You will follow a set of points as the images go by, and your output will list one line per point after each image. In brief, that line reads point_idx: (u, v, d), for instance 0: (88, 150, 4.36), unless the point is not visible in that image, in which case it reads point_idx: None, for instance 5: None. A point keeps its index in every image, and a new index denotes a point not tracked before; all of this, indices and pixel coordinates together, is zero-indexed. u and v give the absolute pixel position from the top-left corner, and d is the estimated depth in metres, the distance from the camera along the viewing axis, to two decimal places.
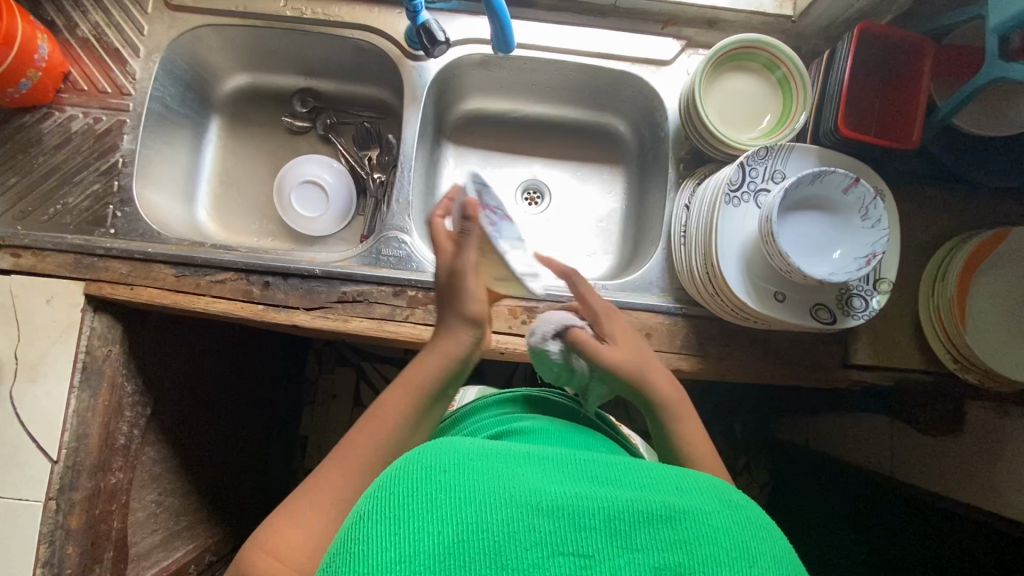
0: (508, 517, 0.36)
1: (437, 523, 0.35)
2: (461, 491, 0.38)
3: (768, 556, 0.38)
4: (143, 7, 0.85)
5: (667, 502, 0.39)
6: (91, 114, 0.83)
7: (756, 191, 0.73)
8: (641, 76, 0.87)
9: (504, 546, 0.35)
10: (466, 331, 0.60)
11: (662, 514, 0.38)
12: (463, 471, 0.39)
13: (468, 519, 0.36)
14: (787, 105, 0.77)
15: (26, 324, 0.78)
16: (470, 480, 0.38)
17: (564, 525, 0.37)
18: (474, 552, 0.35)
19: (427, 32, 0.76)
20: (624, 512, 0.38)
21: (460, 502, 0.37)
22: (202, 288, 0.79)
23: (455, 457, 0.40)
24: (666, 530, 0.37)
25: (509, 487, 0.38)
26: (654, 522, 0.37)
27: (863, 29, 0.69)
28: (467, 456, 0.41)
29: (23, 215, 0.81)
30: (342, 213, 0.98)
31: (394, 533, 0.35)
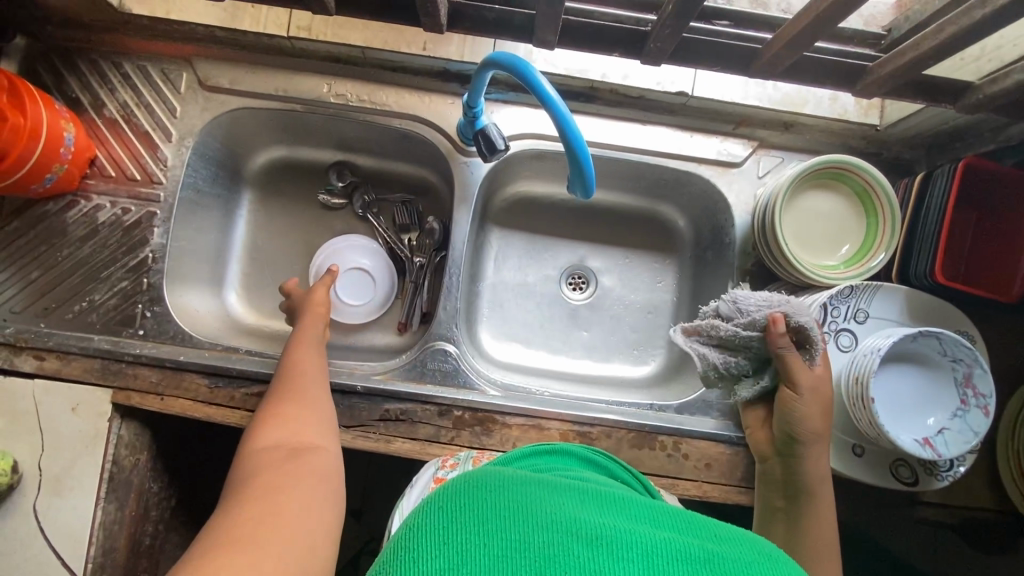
0: (548, 541, 0.36)
1: (479, 534, 0.37)
2: (500, 508, 0.39)
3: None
4: (175, 86, 0.79)
5: (709, 546, 0.37)
6: (119, 204, 0.78)
7: (838, 332, 0.68)
8: (707, 179, 0.81)
9: (543, 568, 0.35)
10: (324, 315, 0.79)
11: (702, 556, 0.36)
12: (503, 492, 0.40)
13: (506, 535, 0.36)
14: (870, 236, 0.71)
15: (50, 433, 0.73)
16: (511, 499, 0.40)
17: (600, 554, 0.35)
18: (514, 563, 0.35)
19: (486, 139, 0.70)
20: (662, 549, 0.36)
21: (498, 518, 0.38)
22: (236, 401, 0.74)
23: (498, 481, 0.42)
24: (707, 570, 0.35)
25: (547, 512, 0.38)
26: (692, 562, 0.35)
27: (967, 167, 0.63)
28: (504, 483, 0.42)
29: (46, 311, 0.76)
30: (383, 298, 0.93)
31: (437, 539, 0.36)
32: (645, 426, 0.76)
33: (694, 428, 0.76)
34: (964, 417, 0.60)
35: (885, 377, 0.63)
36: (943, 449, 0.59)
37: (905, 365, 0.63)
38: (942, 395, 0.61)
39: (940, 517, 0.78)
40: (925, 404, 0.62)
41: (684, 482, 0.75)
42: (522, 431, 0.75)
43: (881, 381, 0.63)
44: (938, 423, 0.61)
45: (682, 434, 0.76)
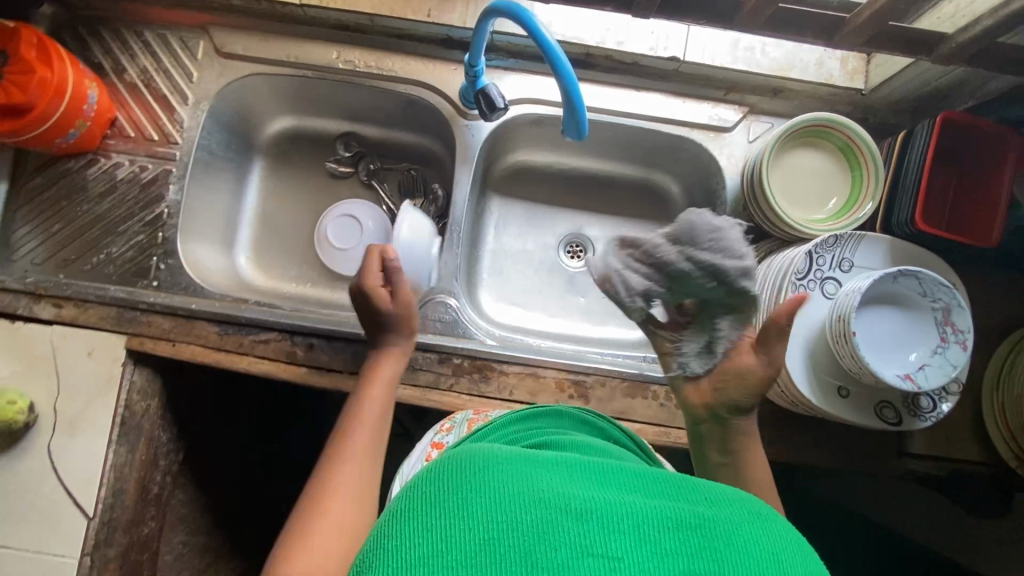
0: (536, 519, 0.35)
1: (470, 519, 0.36)
2: (491, 490, 0.38)
3: (801, 569, 0.36)
4: (193, 53, 0.83)
5: (698, 511, 0.38)
6: (137, 163, 0.82)
7: (824, 279, 0.69)
8: (699, 143, 0.84)
9: (535, 545, 0.34)
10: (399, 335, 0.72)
11: (691, 522, 0.37)
12: (488, 473, 0.39)
13: (499, 515, 0.36)
14: (855, 190, 0.74)
15: (67, 376, 0.76)
16: (498, 481, 0.38)
17: (592, 526, 0.35)
18: (506, 546, 0.34)
19: (486, 97, 0.74)
20: (652, 517, 0.37)
21: (490, 500, 0.37)
22: (245, 347, 0.77)
23: (484, 461, 0.41)
24: (695, 537, 0.36)
25: (535, 488, 0.38)
26: (683, 530, 0.36)
27: (945, 119, 0.66)
28: (492, 461, 0.41)
29: (66, 263, 0.80)
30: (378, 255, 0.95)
31: (426, 528, 0.35)
32: (639, 376, 0.78)
33: None
34: (943, 352, 0.62)
35: (868, 315, 0.65)
36: (924, 382, 0.62)
37: (887, 304, 0.65)
38: (923, 332, 0.64)
39: (927, 469, 0.80)
40: (907, 341, 0.64)
41: (676, 430, 0.77)
42: (520, 379, 0.77)
43: (864, 322, 0.65)
44: (919, 358, 0.63)
45: None
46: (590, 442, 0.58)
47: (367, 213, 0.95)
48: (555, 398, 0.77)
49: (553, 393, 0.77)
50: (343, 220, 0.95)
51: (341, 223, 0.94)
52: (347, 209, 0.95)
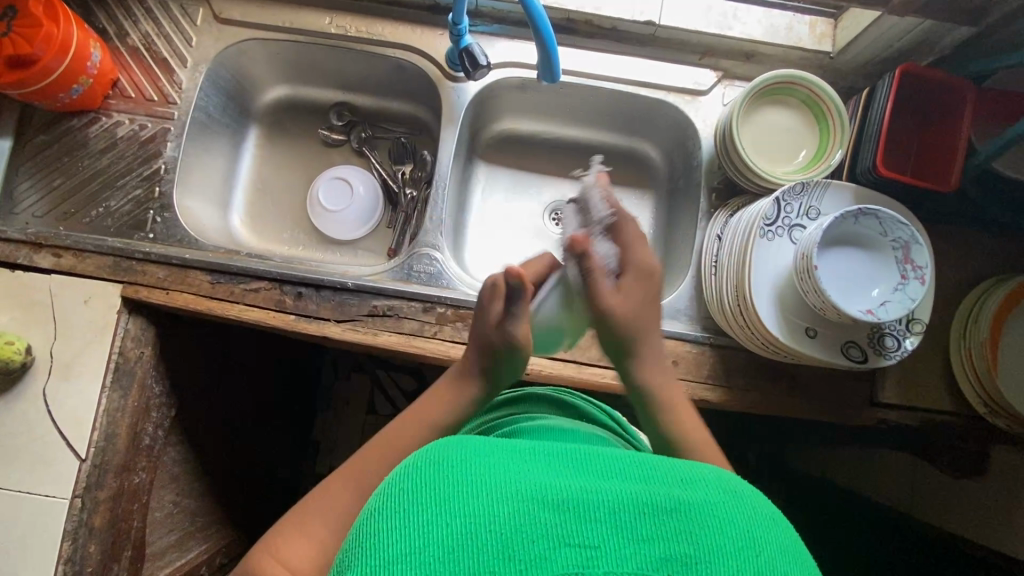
0: (514, 512, 0.35)
1: (446, 515, 0.35)
2: (468, 484, 0.37)
3: (774, 546, 0.37)
4: (193, 19, 0.88)
5: (675, 494, 0.38)
6: (137, 121, 0.86)
7: (791, 226, 0.73)
8: (675, 106, 0.88)
9: (512, 539, 0.35)
10: (471, 385, 0.63)
11: (667, 507, 0.37)
12: (465, 467, 0.38)
13: (475, 511, 0.35)
14: (823, 142, 0.77)
15: (63, 322, 0.79)
16: (475, 474, 0.38)
17: (569, 518, 0.36)
18: (483, 542, 0.34)
19: (469, 55, 0.78)
20: (629, 505, 0.37)
21: (468, 494, 0.36)
22: (236, 296, 0.80)
23: (461, 451, 0.40)
24: (672, 522, 0.36)
25: (513, 479, 0.38)
26: (659, 514, 0.36)
27: (904, 71, 0.69)
28: (470, 453, 0.39)
29: (65, 216, 0.83)
30: (367, 215, 0.99)
31: (401, 524, 0.35)
32: None
33: (663, 329, 0.81)
34: (903, 289, 0.65)
35: (833, 255, 0.68)
36: (886, 314, 0.64)
37: (850, 244, 0.68)
38: (885, 269, 0.66)
39: (899, 420, 0.81)
40: (870, 279, 0.67)
41: None
42: None
43: (829, 263, 0.68)
44: (880, 293, 0.66)
45: None
46: (558, 422, 0.62)
47: (358, 176, 0.99)
48: None
49: None
50: (334, 182, 0.98)
51: (332, 185, 0.98)
52: (339, 172, 0.99)
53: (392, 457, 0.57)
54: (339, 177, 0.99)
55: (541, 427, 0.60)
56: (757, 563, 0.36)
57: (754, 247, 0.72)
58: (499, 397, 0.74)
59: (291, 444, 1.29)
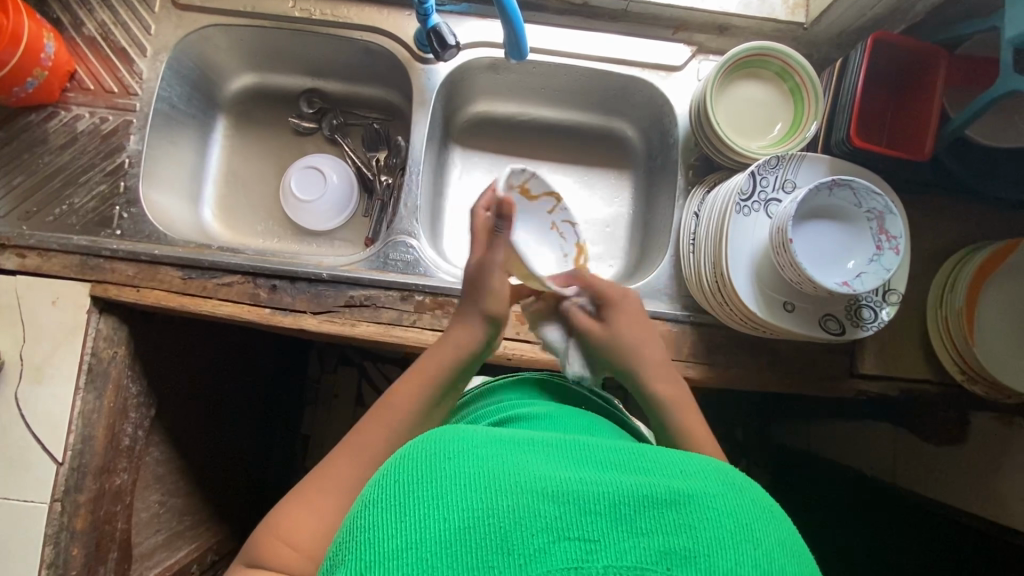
0: (513, 504, 0.34)
1: (442, 509, 0.34)
2: (465, 477, 0.36)
3: (773, 539, 0.36)
4: (150, 5, 0.84)
5: (673, 486, 0.37)
6: (97, 114, 0.83)
7: (768, 201, 0.73)
8: (651, 82, 0.87)
9: (510, 532, 0.33)
10: (480, 326, 0.64)
11: (665, 497, 0.35)
12: (464, 459, 0.37)
13: (473, 504, 0.34)
14: (797, 114, 0.77)
15: (31, 325, 0.77)
16: (471, 468, 0.37)
17: (570, 509, 0.34)
18: (480, 538, 0.33)
19: (437, 35, 0.76)
20: (629, 495, 0.35)
21: (465, 488, 0.35)
22: (209, 291, 0.79)
23: (459, 444, 0.39)
24: (672, 514, 0.35)
25: (512, 472, 0.36)
26: (658, 506, 0.35)
27: (876, 38, 0.69)
28: (467, 444, 0.39)
29: (28, 215, 0.80)
30: (342, 203, 0.97)
31: (398, 519, 0.34)
32: None
33: None
34: (879, 259, 0.65)
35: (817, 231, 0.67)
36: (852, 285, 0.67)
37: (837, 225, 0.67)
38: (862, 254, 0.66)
39: (879, 391, 0.82)
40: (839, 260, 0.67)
41: None
42: None
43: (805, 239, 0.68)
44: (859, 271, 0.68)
45: None
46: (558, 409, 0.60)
47: (331, 165, 0.97)
48: (515, 330, 0.79)
49: (514, 326, 0.79)
50: (308, 171, 0.96)
51: (305, 175, 0.96)
52: (313, 162, 0.96)
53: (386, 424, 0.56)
54: (309, 164, 0.96)
55: (537, 412, 0.59)
56: (758, 555, 0.34)
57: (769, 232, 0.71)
58: (488, 385, 0.73)
59: (278, 439, 1.27)
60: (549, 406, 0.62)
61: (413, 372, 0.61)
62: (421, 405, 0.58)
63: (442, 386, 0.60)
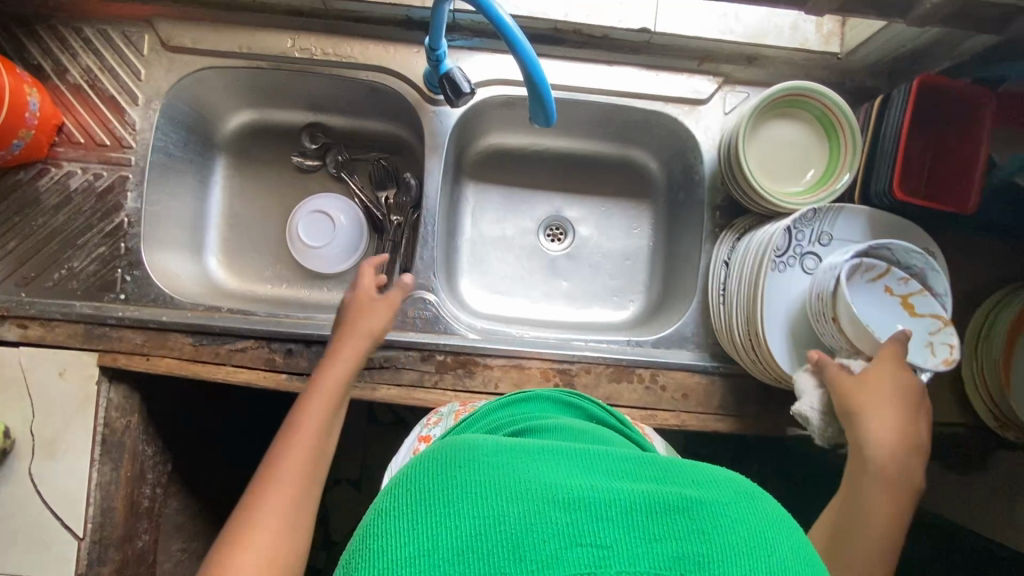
0: (522, 511, 0.33)
1: (453, 517, 0.34)
2: (474, 484, 0.35)
3: (789, 545, 0.33)
4: (138, 48, 0.79)
5: (687, 493, 0.35)
6: (90, 170, 0.78)
7: (804, 255, 0.69)
8: (674, 117, 0.82)
9: (520, 539, 0.32)
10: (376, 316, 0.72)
11: (679, 505, 0.34)
12: (472, 466, 0.37)
13: (483, 511, 0.34)
14: (833, 159, 0.73)
15: (39, 399, 0.74)
16: (480, 474, 0.36)
17: (580, 517, 0.33)
18: (490, 544, 0.32)
19: (451, 82, 0.71)
20: (640, 502, 0.34)
21: (475, 493, 0.35)
22: (221, 357, 0.76)
23: (467, 453, 0.38)
24: (684, 521, 0.33)
25: (521, 478, 0.36)
26: (671, 513, 0.33)
27: (922, 83, 0.64)
28: (477, 452, 0.38)
29: (25, 280, 0.77)
30: (352, 246, 0.93)
31: (408, 525, 0.34)
32: (623, 361, 0.78)
33: (670, 360, 0.79)
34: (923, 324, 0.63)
35: (869, 289, 0.63)
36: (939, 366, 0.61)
37: (895, 280, 0.62)
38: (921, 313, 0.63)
39: None
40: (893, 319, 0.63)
41: (662, 412, 0.77)
42: (505, 371, 0.77)
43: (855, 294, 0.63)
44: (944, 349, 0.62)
45: (659, 367, 0.78)
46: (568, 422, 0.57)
47: (339, 207, 0.93)
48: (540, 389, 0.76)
49: (539, 383, 0.77)
50: (314, 216, 0.92)
51: (313, 220, 0.92)
52: (318, 205, 0.92)
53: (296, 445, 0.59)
54: (313, 209, 0.92)
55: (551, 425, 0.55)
56: (779, 565, 0.32)
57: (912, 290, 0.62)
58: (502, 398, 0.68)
59: None
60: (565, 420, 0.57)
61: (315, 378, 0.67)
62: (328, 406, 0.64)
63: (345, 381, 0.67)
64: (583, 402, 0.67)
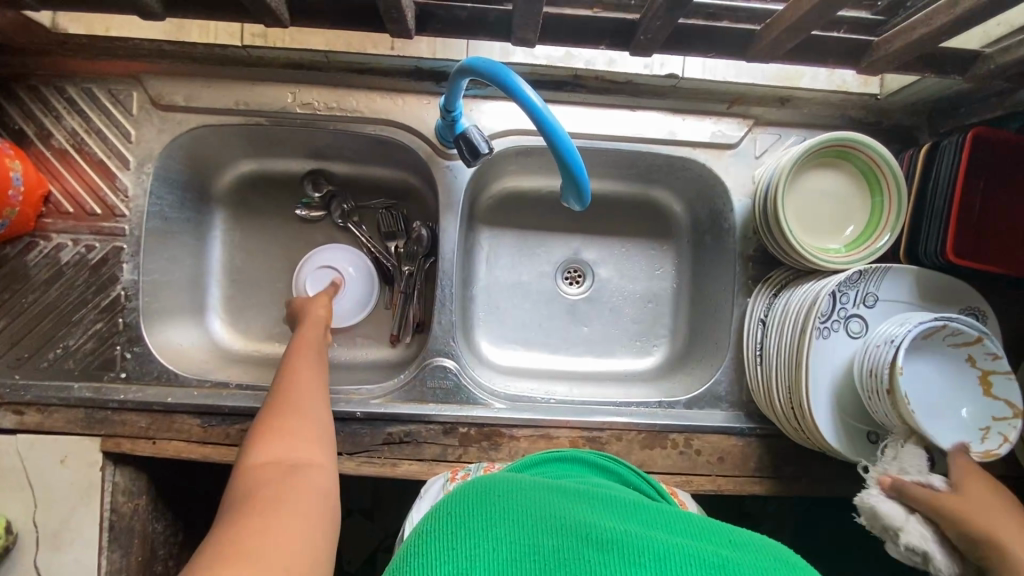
0: (559, 543, 0.38)
1: (492, 540, 0.38)
2: (515, 513, 0.40)
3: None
4: (127, 108, 0.73)
5: (720, 551, 0.39)
6: (82, 242, 0.73)
7: (848, 318, 0.66)
8: (702, 162, 0.77)
9: (555, 571, 0.37)
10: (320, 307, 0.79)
11: (714, 561, 0.37)
12: (513, 499, 0.42)
13: (524, 540, 0.38)
14: (876, 213, 0.68)
15: (40, 489, 0.70)
16: (519, 504, 0.41)
17: (614, 557, 0.37)
18: (524, 565, 0.37)
19: (468, 142, 0.65)
20: (672, 551, 0.38)
21: (516, 523, 0.40)
22: (232, 438, 0.71)
23: (510, 486, 0.43)
24: (719, 575, 0.36)
25: (560, 517, 0.40)
26: (705, 565, 0.37)
27: (975, 137, 0.61)
28: (520, 490, 0.43)
29: (18, 362, 0.72)
30: (361, 299, 0.90)
31: (451, 547, 0.38)
32: (655, 426, 0.74)
33: (704, 422, 0.75)
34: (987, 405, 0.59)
35: (926, 363, 0.60)
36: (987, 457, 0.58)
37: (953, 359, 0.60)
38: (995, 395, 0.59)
39: None
40: (965, 396, 0.59)
41: (698, 478, 0.74)
42: (532, 443, 0.73)
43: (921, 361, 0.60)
44: (998, 439, 0.59)
45: (693, 430, 0.75)
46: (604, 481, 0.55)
47: (346, 259, 0.89)
48: None
49: None
50: (321, 273, 0.89)
51: (319, 276, 0.88)
52: (325, 261, 0.89)
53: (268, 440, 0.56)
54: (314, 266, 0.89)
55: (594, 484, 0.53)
56: None
57: (990, 341, 0.57)
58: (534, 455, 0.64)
59: None
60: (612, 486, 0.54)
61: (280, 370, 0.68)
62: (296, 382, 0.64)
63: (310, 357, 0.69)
64: (614, 462, 0.63)
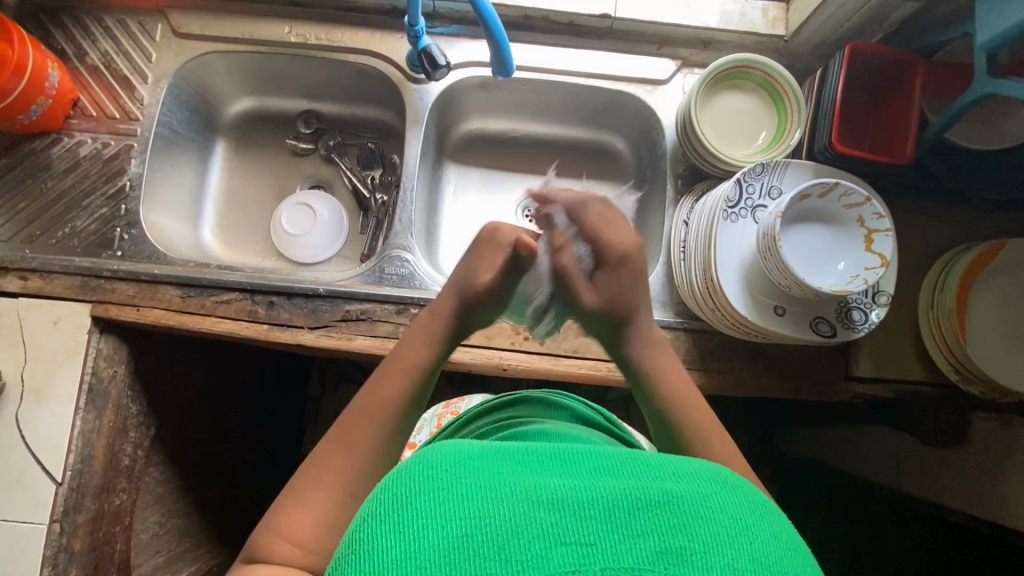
0: (505, 513, 0.33)
1: (433, 519, 0.32)
2: (456, 488, 0.34)
3: (771, 532, 0.34)
4: (151, 35, 0.88)
5: (668, 487, 0.35)
6: (99, 139, 0.85)
7: (754, 207, 0.74)
8: (638, 96, 0.89)
9: (505, 542, 0.31)
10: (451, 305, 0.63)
11: (660, 499, 0.34)
12: (454, 470, 0.35)
13: (466, 514, 0.33)
14: (781, 123, 0.79)
15: (32, 346, 0.78)
16: (458, 478, 0.35)
17: (564, 516, 0.33)
18: (474, 549, 0.31)
19: (428, 56, 0.79)
20: (621, 499, 0.34)
21: (458, 499, 0.33)
22: (207, 309, 0.80)
23: (443, 455, 0.37)
24: (667, 515, 0.33)
25: (501, 481, 0.35)
26: (652, 507, 0.33)
27: (854, 47, 0.71)
28: (457, 456, 0.37)
29: (31, 238, 0.82)
30: (334, 231, 0.99)
31: (389, 531, 0.32)
32: None
33: None
34: (867, 261, 0.66)
35: (817, 218, 0.69)
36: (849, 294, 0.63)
37: (846, 218, 0.68)
38: (874, 250, 0.66)
39: (875, 393, 0.81)
40: (847, 252, 0.68)
41: None
42: None
43: (811, 222, 0.69)
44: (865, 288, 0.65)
45: None
46: (548, 425, 0.58)
47: (320, 200, 0.98)
48: (510, 341, 0.79)
49: (509, 337, 0.80)
50: (297, 209, 0.97)
51: (295, 212, 0.97)
52: (303, 200, 0.98)
53: (379, 409, 0.54)
54: (312, 206, 0.98)
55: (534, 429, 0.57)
56: (757, 551, 0.32)
57: (876, 200, 0.65)
58: (492, 401, 0.70)
59: (280, 460, 1.25)
60: (555, 424, 0.59)
61: (388, 362, 0.59)
62: (403, 388, 0.56)
63: (422, 366, 0.58)
64: (567, 398, 0.68)
